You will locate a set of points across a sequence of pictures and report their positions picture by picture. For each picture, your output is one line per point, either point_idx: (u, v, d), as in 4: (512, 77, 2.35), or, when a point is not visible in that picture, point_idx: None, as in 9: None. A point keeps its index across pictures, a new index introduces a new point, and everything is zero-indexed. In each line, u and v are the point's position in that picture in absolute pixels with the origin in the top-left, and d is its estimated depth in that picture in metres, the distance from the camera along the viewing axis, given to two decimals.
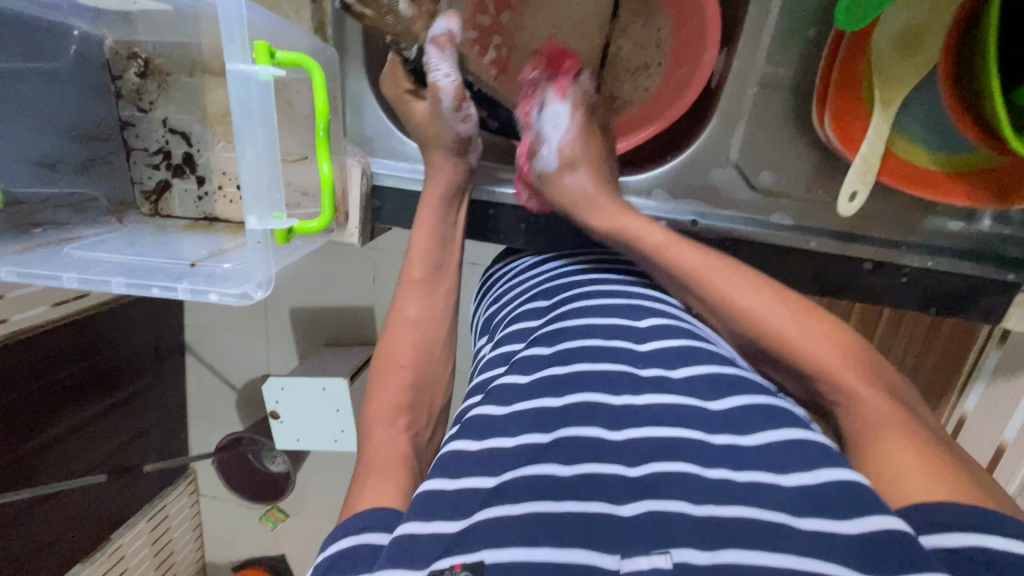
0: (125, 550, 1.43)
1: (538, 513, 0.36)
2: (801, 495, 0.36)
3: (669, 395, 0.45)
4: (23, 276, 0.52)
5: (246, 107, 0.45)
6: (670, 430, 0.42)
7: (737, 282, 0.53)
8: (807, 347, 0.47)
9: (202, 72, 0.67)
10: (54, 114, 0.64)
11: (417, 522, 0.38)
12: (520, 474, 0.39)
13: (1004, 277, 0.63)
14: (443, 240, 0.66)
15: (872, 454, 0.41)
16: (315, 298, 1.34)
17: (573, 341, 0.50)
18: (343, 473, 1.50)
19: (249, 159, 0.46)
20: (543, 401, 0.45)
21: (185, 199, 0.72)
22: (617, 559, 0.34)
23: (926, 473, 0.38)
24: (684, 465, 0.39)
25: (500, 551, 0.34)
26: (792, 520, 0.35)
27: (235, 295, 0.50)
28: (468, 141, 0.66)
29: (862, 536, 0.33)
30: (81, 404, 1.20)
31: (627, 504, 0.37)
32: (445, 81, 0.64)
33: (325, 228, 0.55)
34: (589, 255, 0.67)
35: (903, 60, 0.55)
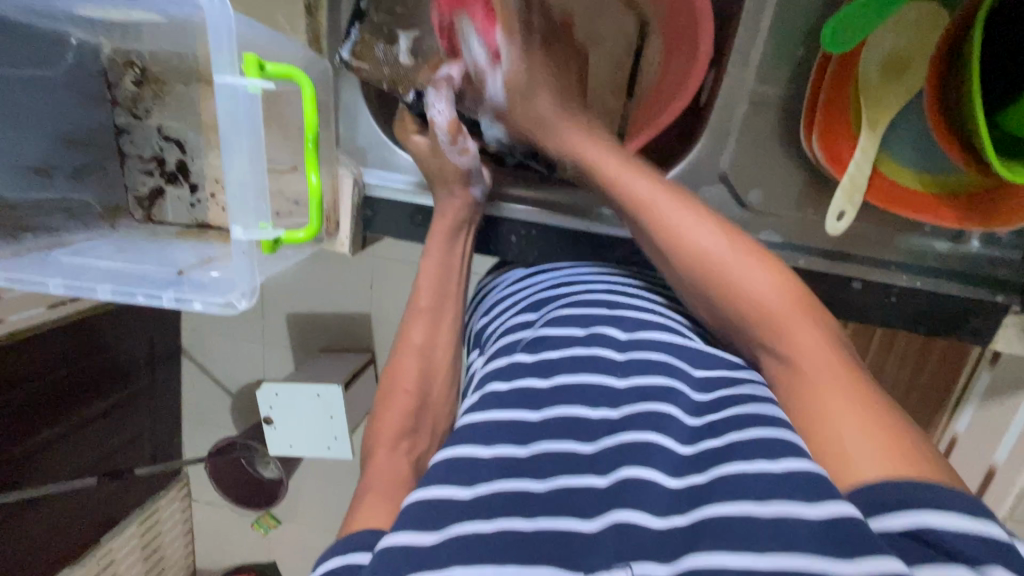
0: (115, 555, 1.42)
1: (509, 530, 0.36)
2: (768, 484, 0.34)
3: (649, 403, 0.44)
4: (9, 281, 0.52)
5: (235, 120, 0.45)
6: (643, 433, 0.41)
7: (695, 223, 0.52)
8: (777, 309, 0.45)
9: (196, 81, 0.68)
10: (48, 121, 0.64)
11: (409, 532, 0.37)
12: (491, 490, 0.39)
13: (994, 299, 0.63)
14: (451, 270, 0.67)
15: (818, 417, 0.39)
16: (311, 304, 1.34)
17: (555, 351, 0.50)
18: (335, 481, 1.50)
19: (235, 174, 0.47)
20: (521, 412, 0.45)
21: (179, 205, 0.73)
22: (580, 573, 0.33)
23: (877, 442, 0.35)
24: (651, 474, 0.38)
25: (472, 569, 0.34)
26: (756, 507, 0.33)
27: (218, 305, 0.50)
28: (470, 172, 0.65)
29: (820, 524, 0.31)
30: (73, 407, 1.20)
31: (594, 518, 0.37)
32: (442, 116, 0.63)
33: (313, 239, 0.55)
34: (583, 270, 0.65)
35: (887, 84, 0.56)
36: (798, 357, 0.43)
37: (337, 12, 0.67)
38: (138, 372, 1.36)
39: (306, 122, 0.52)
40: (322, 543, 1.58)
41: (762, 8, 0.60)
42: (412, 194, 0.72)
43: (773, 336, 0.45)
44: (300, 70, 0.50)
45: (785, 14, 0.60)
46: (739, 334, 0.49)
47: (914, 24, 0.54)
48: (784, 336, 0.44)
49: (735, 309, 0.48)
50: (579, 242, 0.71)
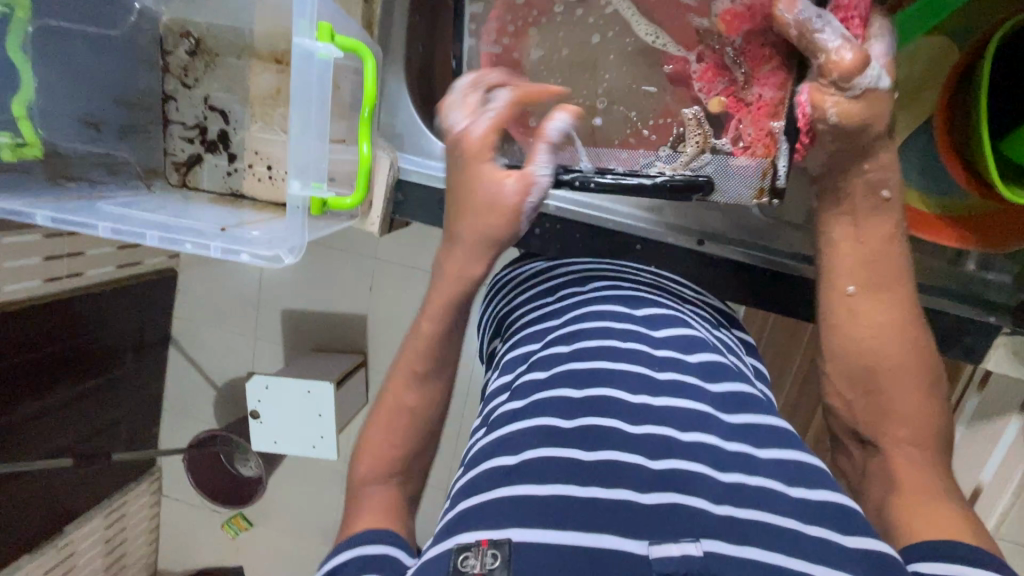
0: (76, 546, 1.36)
1: (565, 497, 0.39)
2: (806, 508, 0.40)
3: (683, 402, 0.48)
4: (58, 222, 0.53)
5: (304, 80, 0.50)
6: (662, 428, 0.45)
7: (886, 317, 0.54)
8: (906, 405, 0.52)
9: (249, 56, 0.71)
10: (104, 80, 0.67)
11: (479, 496, 0.42)
12: (539, 456, 0.42)
13: (987, 319, 0.67)
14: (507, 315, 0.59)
15: (908, 502, 0.47)
16: (310, 300, 1.35)
17: (591, 342, 0.54)
18: (315, 483, 1.47)
19: (297, 125, 0.50)
20: (565, 391, 0.49)
21: (215, 172, 0.74)
22: (645, 544, 0.36)
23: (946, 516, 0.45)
24: (697, 467, 0.42)
25: (527, 531, 0.37)
26: (801, 525, 0.39)
27: (266, 257, 0.53)
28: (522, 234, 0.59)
29: (856, 552, 0.38)
30: (64, 381, 1.18)
31: (649, 493, 0.39)
32: (545, 180, 0.56)
33: (357, 206, 0.56)
34: (600, 262, 0.70)
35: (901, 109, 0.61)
36: (908, 447, 0.51)
37: (392, 3, 0.72)
38: (126, 357, 1.33)
39: (366, 94, 0.55)
40: (293, 549, 1.54)
41: None
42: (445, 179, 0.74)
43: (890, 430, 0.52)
44: (364, 44, 0.53)
45: None
46: (856, 410, 0.55)
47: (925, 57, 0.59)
48: (902, 428, 0.51)
49: (877, 405, 0.53)
50: (600, 238, 0.74)
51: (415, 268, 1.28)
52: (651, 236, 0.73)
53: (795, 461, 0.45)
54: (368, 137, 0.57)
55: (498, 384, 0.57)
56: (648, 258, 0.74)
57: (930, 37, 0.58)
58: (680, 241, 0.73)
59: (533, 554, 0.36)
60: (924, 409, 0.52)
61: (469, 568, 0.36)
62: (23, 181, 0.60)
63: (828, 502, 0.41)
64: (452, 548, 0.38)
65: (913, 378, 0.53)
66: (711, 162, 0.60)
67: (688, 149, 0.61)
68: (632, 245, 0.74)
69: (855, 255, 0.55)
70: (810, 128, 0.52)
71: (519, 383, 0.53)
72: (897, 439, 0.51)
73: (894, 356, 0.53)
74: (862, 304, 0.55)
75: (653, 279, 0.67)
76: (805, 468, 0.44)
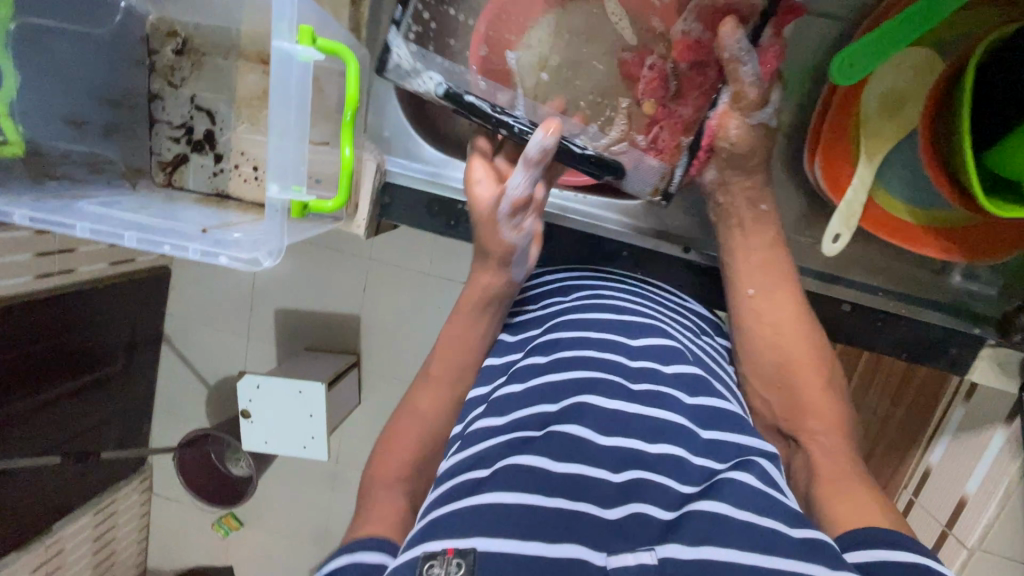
0: (64, 544, 1.35)
1: (533, 506, 0.40)
2: (755, 492, 0.42)
3: (657, 412, 0.49)
4: (35, 221, 0.53)
5: (284, 80, 0.48)
6: (631, 440, 0.46)
7: (793, 323, 0.60)
8: (813, 399, 0.57)
9: (236, 57, 0.72)
10: (89, 78, 0.66)
11: (447, 508, 0.42)
12: (506, 466, 0.43)
13: (971, 330, 0.67)
14: (488, 300, 0.62)
15: (828, 488, 0.49)
16: (301, 300, 1.35)
17: (570, 351, 0.54)
18: (305, 483, 1.47)
19: (279, 132, 0.49)
20: (543, 406, 0.50)
21: (200, 173, 0.74)
22: (603, 556, 0.38)
23: (863, 499, 0.47)
24: (661, 479, 0.44)
25: (493, 540, 0.37)
26: (755, 517, 0.39)
27: (245, 260, 0.52)
28: (511, 251, 0.60)
29: (802, 541, 0.38)
30: (53, 378, 1.17)
31: (612, 508, 0.41)
32: (515, 193, 0.56)
33: (339, 210, 0.57)
34: (586, 270, 0.70)
35: (888, 118, 0.61)
36: (822, 436, 0.55)
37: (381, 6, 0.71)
38: (117, 354, 1.33)
39: (349, 97, 0.55)
40: (283, 549, 1.53)
41: None
42: (434, 185, 0.74)
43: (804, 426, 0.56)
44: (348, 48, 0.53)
45: (795, 47, 0.65)
46: (778, 413, 0.59)
47: (911, 69, 0.59)
48: (814, 419, 0.56)
49: (791, 403, 0.58)
50: (587, 244, 0.74)
51: (407, 269, 1.28)
52: (637, 242, 0.74)
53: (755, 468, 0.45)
54: (351, 141, 0.56)
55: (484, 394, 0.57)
56: (635, 265, 0.74)
57: (914, 48, 0.58)
58: (664, 247, 0.73)
59: (497, 564, 0.36)
60: (828, 402, 0.57)
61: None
62: (6, 180, 0.59)
63: (770, 499, 0.42)
64: (418, 556, 0.38)
65: (814, 375, 0.58)
66: (626, 152, 0.66)
67: (613, 134, 0.67)
68: (619, 251, 0.74)
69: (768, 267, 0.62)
70: (708, 146, 0.61)
71: (497, 395, 0.54)
72: (810, 430, 0.56)
73: (796, 355, 0.59)
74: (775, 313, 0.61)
75: (637, 287, 0.67)
76: (775, 478, 0.45)
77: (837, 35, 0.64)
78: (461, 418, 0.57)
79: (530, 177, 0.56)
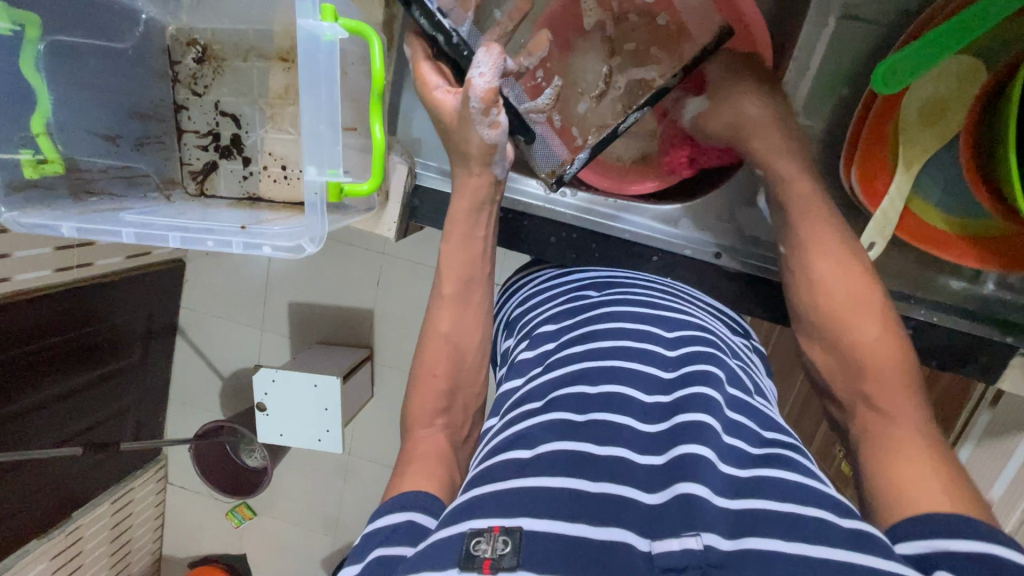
0: (84, 531, 1.37)
1: (576, 489, 0.40)
2: (799, 485, 0.42)
3: (698, 386, 0.50)
4: (83, 232, 0.53)
5: (312, 62, 0.48)
6: (693, 416, 0.47)
7: (850, 278, 0.55)
8: (869, 353, 0.52)
9: (258, 58, 0.71)
10: (117, 90, 0.67)
11: (491, 484, 0.43)
12: (553, 449, 0.44)
13: (1003, 339, 0.67)
14: (480, 203, 0.65)
15: (900, 467, 0.44)
16: (317, 294, 1.36)
17: (607, 340, 0.55)
18: (320, 474, 1.48)
19: (308, 135, 0.49)
20: (582, 386, 0.51)
21: (231, 178, 0.74)
22: (648, 541, 0.37)
23: (939, 481, 0.42)
24: (705, 452, 0.43)
25: (537, 522, 0.38)
26: (801, 508, 0.40)
27: (288, 248, 0.53)
28: (493, 148, 0.61)
29: (846, 530, 0.38)
30: (70, 372, 1.18)
31: (658, 492, 0.41)
32: (479, 78, 0.56)
33: (373, 192, 0.55)
34: (615, 270, 0.71)
35: (928, 127, 0.61)
36: (881, 393, 0.50)
37: None
38: (134, 345, 1.34)
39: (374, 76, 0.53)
40: (297, 538, 1.55)
41: (814, 46, 0.64)
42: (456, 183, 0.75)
43: (873, 387, 0.51)
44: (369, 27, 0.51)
45: (834, 52, 0.64)
46: (841, 372, 0.54)
47: (955, 76, 0.59)
48: (872, 379, 0.51)
49: (853, 363, 0.53)
50: (615, 247, 0.75)
51: (424, 265, 1.28)
52: (667, 247, 0.74)
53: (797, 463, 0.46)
54: (380, 117, 0.54)
55: (514, 388, 0.58)
56: (663, 269, 0.74)
57: (958, 56, 0.58)
58: (698, 253, 0.73)
59: (543, 544, 0.37)
60: (891, 356, 0.51)
61: (481, 552, 0.36)
62: (50, 199, 0.59)
63: (814, 491, 0.42)
64: (465, 532, 0.39)
65: (872, 326, 0.53)
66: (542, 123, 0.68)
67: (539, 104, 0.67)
68: (648, 256, 0.74)
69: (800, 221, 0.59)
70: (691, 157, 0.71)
71: (534, 384, 0.54)
72: (865, 387, 0.51)
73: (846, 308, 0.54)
74: (817, 266, 0.57)
75: (678, 290, 0.68)
76: (809, 468, 0.46)
77: (877, 42, 0.63)
78: (494, 413, 0.57)
79: (494, 62, 0.57)
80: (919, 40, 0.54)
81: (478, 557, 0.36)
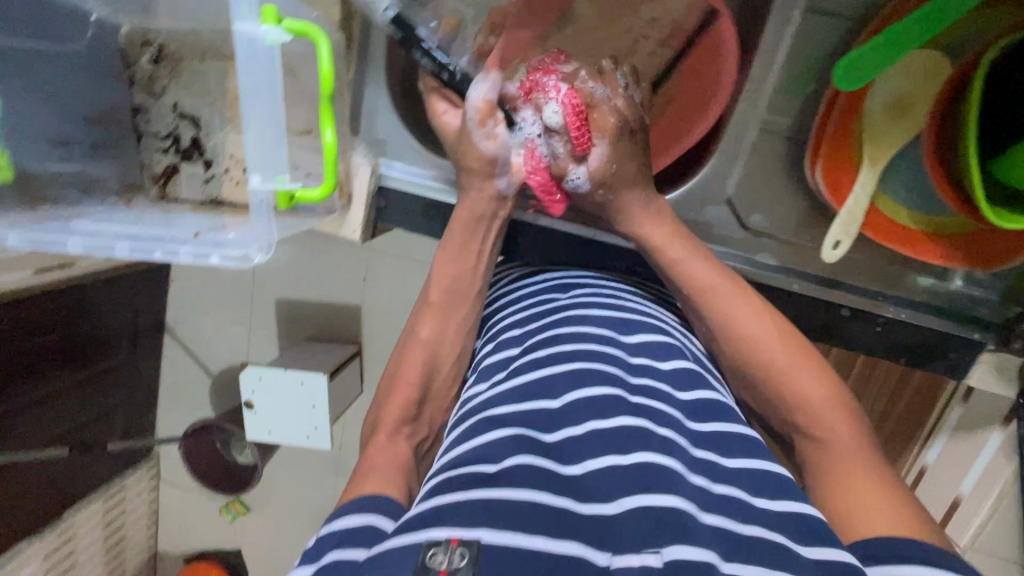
0: (75, 531, 1.37)
1: (538, 503, 0.39)
2: (767, 514, 0.42)
3: (652, 399, 0.50)
4: (30, 243, 0.53)
5: (252, 65, 0.47)
6: (660, 428, 0.47)
7: (760, 322, 0.58)
8: (800, 391, 0.55)
9: (213, 58, 0.70)
10: (70, 96, 0.66)
11: (451, 494, 0.41)
12: (516, 462, 0.42)
13: (972, 335, 0.67)
14: (481, 217, 0.67)
15: (850, 497, 0.48)
16: (302, 292, 1.35)
17: (569, 346, 0.55)
18: (310, 471, 1.48)
19: (254, 143, 0.49)
20: (542, 401, 0.50)
21: (192, 181, 0.73)
22: (608, 556, 0.37)
23: (884, 503, 0.47)
24: (675, 465, 0.44)
25: (497, 534, 0.37)
26: (767, 532, 0.40)
27: (236, 257, 0.52)
28: (495, 160, 0.65)
29: (820, 561, 0.39)
30: (54, 373, 1.17)
31: (616, 502, 0.41)
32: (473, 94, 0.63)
33: (327, 198, 0.54)
34: (579, 271, 0.70)
35: (892, 125, 0.60)
36: (815, 424, 0.54)
37: None
38: (119, 345, 1.32)
39: (323, 78, 0.51)
40: (289, 535, 1.55)
41: (778, 42, 0.63)
42: (428, 188, 0.73)
43: (806, 418, 0.55)
44: (320, 30, 0.50)
45: (797, 48, 0.63)
46: (775, 412, 0.57)
47: (918, 72, 0.58)
48: (808, 412, 0.55)
49: (786, 400, 0.56)
50: (584, 248, 0.74)
51: (410, 261, 1.27)
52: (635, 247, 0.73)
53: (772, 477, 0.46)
54: (331, 122, 0.53)
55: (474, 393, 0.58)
56: (633, 268, 0.74)
57: (919, 51, 0.57)
58: None
59: (502, 557, 0.36)
60: (823, 390, 0.55)
61: (437, 563, 0.35)
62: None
63: (783, 515, 0.43)
64: (422, 542, 0.37)
65: (802, 369, 0.56)
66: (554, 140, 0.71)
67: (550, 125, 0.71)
68: (617, 255, 0.74)
69: (703, 279, 0.61)
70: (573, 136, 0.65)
71: (493, 392, 0.53)
72: (799, 423, 0.55)
73: (773, 356, 0.57)
74: (730, 319, 0.59)
75: (647, 294, 0.67)
76: (782, 478, 0.47)
77: (840, 36, 0.62)
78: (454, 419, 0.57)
79: (493, 83, 0.64)
80: (878, 37, 0.53)
81: (435, 568, 0.35)
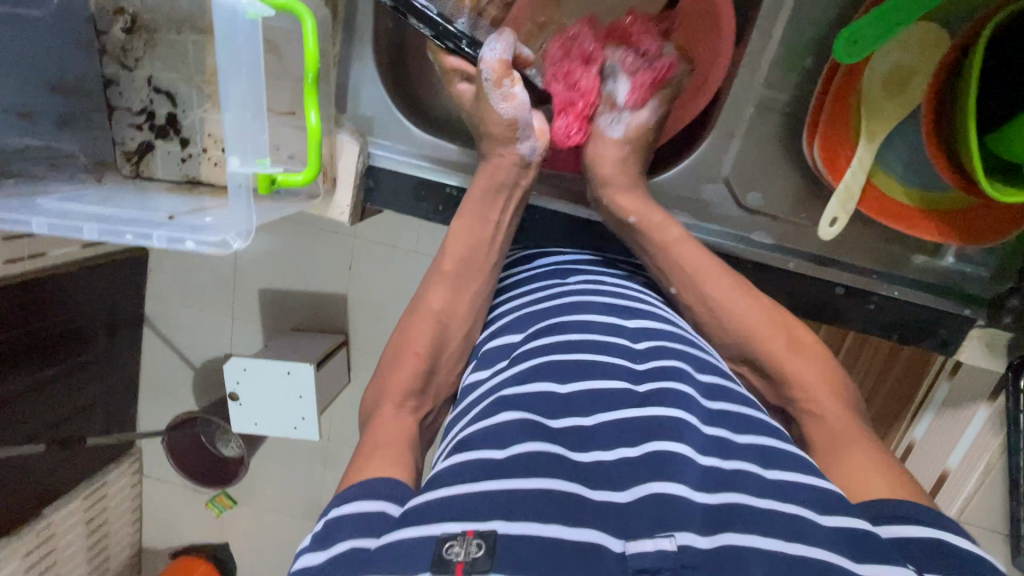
0: (56, 529, 1.33)
1: (552, 490, 0.38)
2: (775, 484, 0.41)
3: (665, 381, 0.49)
4: None
5: (229, 38, 0.44)
6: (670, 410, 0.45)
7: (748, 301, 0.59)
8: (794, 370, 0.55)
9: (189, 30, 0.66)
10: (38, 66, 0.61)
11: (452, 487, 0.40)
12: (526, 449, 0.41)
13: (963, 312, 0.68)
14: (500, 186, 0.65)
15: (839, 466, 0.48)
16: (287, 280, 1.31)
17: (574, 334, 0.54)
18: (299, 462, 1.46)
19: (233, 122, 0.47)
20: (549, 384, 0.49)
21: (168, 159, 0.70)
22: (624, 542, 0.36)
23: (877, 473, 0.46)
24: (682, 449, 0.42)
25: (513, 525, 0.36)
26: (780, 505, 0.39)
27: (213, 243, 0.50)
28: (516, 122, 0.63)
29: (835, 530, 0.38)
30: (27, 367, 1.12)
31: (628, 489, 0.40)
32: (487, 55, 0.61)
33: (309, 182, 0.53)
34: (579, 254, 0.68)
35: (890, 98, 0.59)
36: (806, 399, 0.54)
37: None
38: (97, 336, 1.28)
39: (307, 57, 0.49)
40: (277, 527, 1.53)
41: (777, 15, 0.62)
42: (419, 167, 0.72)
43: (798, 390, 0.55)
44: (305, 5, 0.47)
45: (795, 22, 0.62)
46: (767, 383, 0.58)
47: (917, 45, 0.57)
48: (797, 385, 0.55)
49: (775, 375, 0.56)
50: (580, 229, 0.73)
51: (398, 247, 1.24)
52: None
53: (769, 449, 0.46)
54: (315, 104, 0.51)
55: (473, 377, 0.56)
56: (628, 249, 0.73)
57: (920, 22, 0.56)
58: None
59: (519, 548, 0.35)
60: (810, 363, 0.55)
61: (455, 556, 0.34)
62: None
63: (782, 484, 0.42)
64: (438, 536, 0.36)
65: (796, 349, 0.56)
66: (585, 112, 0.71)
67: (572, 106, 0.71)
68: (612, 236, 0.72)
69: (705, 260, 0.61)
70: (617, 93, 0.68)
71: (498, 378, 0.52)
72: (794, 399, 0.55)
73: (763, 334, 0.57)
74: (722, 300, 0.59)
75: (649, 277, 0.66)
76: (781, 453, 0.45)
77: (839, 11, 0.61)
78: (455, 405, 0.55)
79: (507, 45, 0.63)
80: (880, 7, 0.52)
81: (451, 561, 0.34)
